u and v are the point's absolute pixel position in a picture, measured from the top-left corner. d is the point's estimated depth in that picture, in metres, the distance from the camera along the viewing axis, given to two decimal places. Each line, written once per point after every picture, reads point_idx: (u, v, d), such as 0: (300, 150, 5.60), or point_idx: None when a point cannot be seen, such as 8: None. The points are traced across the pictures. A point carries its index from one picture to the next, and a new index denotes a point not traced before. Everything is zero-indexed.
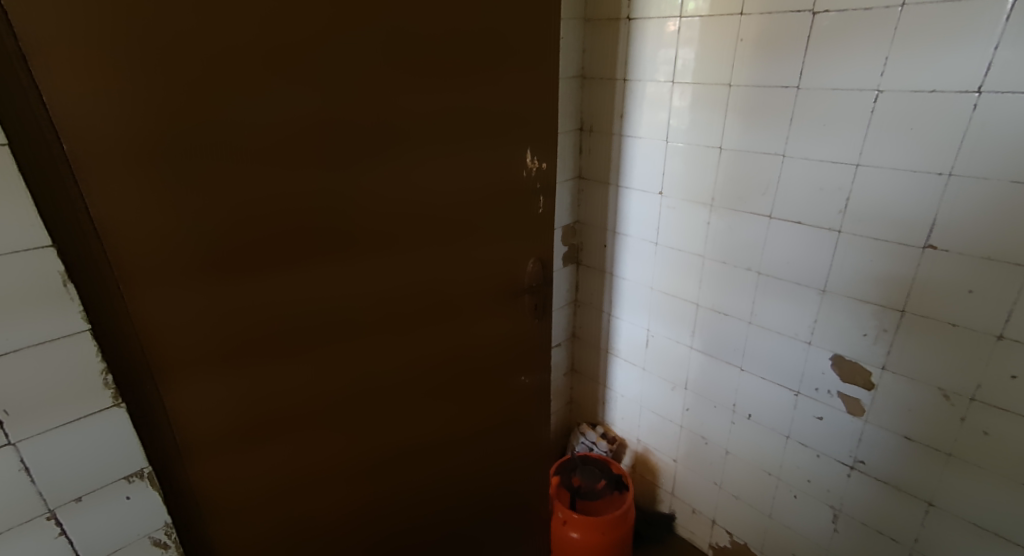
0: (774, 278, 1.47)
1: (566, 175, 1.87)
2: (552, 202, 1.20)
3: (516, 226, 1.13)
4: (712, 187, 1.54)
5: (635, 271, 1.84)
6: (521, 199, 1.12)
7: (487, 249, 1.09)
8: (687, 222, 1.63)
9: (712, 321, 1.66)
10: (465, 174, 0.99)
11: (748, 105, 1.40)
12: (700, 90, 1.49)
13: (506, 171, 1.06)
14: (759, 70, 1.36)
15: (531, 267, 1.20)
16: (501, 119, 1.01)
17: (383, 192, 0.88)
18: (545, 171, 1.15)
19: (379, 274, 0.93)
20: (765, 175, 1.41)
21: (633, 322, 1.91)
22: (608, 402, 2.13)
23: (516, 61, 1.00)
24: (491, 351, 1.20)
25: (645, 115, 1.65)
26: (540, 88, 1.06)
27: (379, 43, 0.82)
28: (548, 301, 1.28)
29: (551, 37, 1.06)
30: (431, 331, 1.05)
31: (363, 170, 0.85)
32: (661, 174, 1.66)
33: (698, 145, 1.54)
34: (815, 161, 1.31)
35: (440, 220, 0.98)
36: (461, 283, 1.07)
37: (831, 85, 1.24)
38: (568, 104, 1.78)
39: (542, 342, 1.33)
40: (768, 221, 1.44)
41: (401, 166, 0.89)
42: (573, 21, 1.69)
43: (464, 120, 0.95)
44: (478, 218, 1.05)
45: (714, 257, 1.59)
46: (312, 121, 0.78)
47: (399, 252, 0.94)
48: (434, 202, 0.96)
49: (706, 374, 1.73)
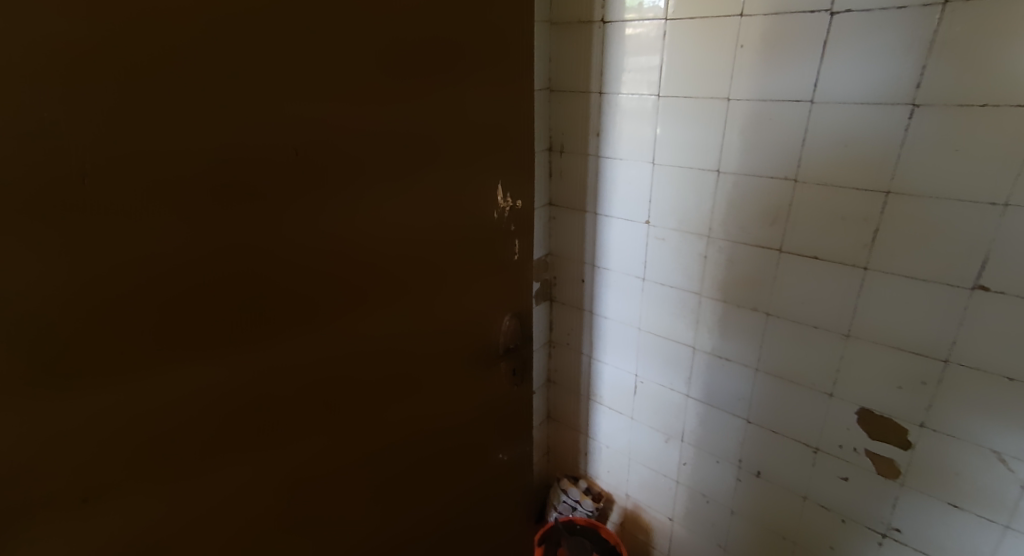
0: (786, 320, 1.29)
1: (537, 202, 1.68)
2: (529, 244, 0.94)
3: (492, 281, 0.87)
4: (709, 214, 1.35)
5: (617, 310, 1.69)
6: (497, 246, 0.85)
7: (463, 319, 0.82)
8: (680, 255, 1.45)
9: (710, 365, 1.49)
10: (434, 227, 0.72)
11: (747, 119, 1.22)
12: (689, 103, 1.31)
13: (474, 214, 0.78)
14: (759, 81, 1.18)
15: (506, 324, 0.93)
16: (472, 148, 0.74)
17: (330, 271, 0.60)
18: (518, 209, 0.88)
19: (330, 385, 0.64)
20: (771, 204, 1.23)
21: (619, 366, 1.76)
22: (591, 453, 1.97)
23: (487, 69, 0.74)
24: (474, 442, 0.94)
25: (625, 132, 1.46)
26: (515, 103, 0.81)
27: (308, 47, 0.52)
28: (527, 362, 1.02)
29: (525, 36, 0.80)
30: (403, 441, 0.78)
31: (301, 244, 0.56)
32: (648, 202, 1.47)
33: (689, 168, 1.35)
34: (833, 188, 1.14)
35: (407, 293, 0.70)
36: (431, 372, 0.79)
37: (855, 99, 1.07)
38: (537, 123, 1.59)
39: (530, 414, 1.07)
40: (777, 257, 1.26)
41: (355, 230, 0.61)
42: (537, 26, 1.49)
43: (433, 154, 0.68)
44: (454, 281, 0.78)
45: (712, 295, 1.42)
46: (212, 175, 0.48)
47: (356, 350, 0.66)
48: (397, 269, 0.68)
49: (705, 423, 1.56)
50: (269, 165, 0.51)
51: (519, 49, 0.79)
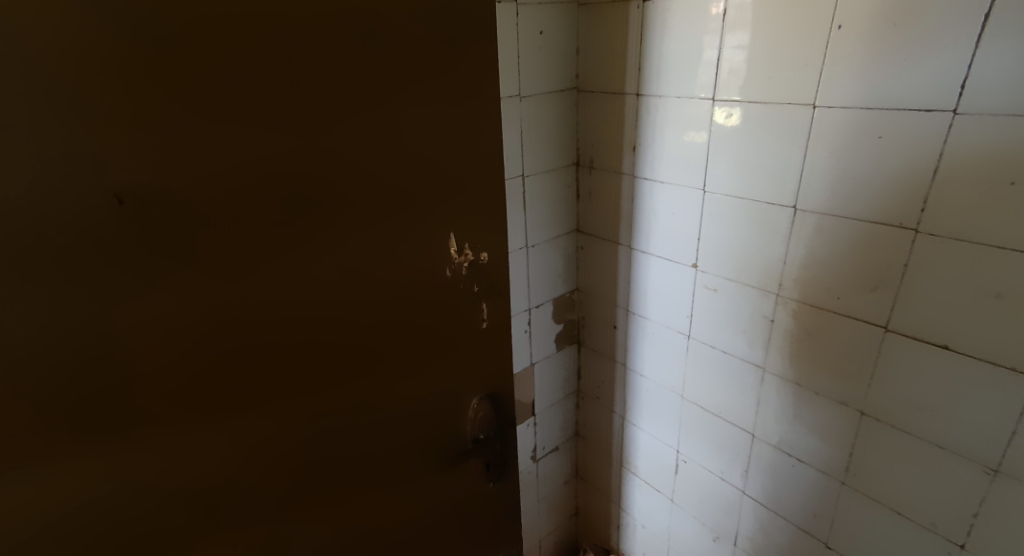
0: (891, 427, 0.94)
1: (512, 244, 1.24)
2: (476, 307, 0.77)
3: (428, 354, 0.73)
4: (780, 265, 0.99)
5: (656, 370, 1.33)
6: (454, 311, 0.74)
7: (401, 405, 0.72)
8: (736, 314, 1.10)
9: (775, 462, 1.14)
10: (330, 310, 0.61)
11: (847, 133, 0.84)
12: (759, 111, 0.94)
13: (430, 276, 0.69)
14: (863, 83, 0.81)
15: (428, 405, 0.76)
16: (362, 208, 0.60)
17: (287, 322, 0.58)
18: (476, 265, 0.75)
19: (300, 432, 0.63)
20: (873, 262, 0.87)
21: (657, 437, 1.42)
22: (624, 527, 1.66)
23: (358, 93, 0.57)
24: (413, 532, 0.81)
25: (668, 146, 1.10)
26: (403, 123, 0.61)
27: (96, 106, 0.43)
28: (454, 441, 0.82)
29: (420, 49, 0.61)
30: (370, 498, 0.73)
31: (145, 335, 0.49)
32: (696, 239, 1.11)
33: (751, 201, 0.99)
34: (980, 247, 0.76)
35: (302, 383, 0.61)
36: (397, 430, 0.73)
37: (1016, 107, 0.70)
38: (524, 140, 1.16)
39: (470, 505, 0.89)
40: (882, 336, 0.90)
41: (215, 321, 0.53)
42: (499, 5, 1.03)
43: (327, 226, 0.58)
44: (380, 363, 0.68)
45: (781, 373, 1.06)
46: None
47: (328, 405, 0.64)
48: (290, 355, 0.59)
49: (769, 533, 1.22)
50: (80, 255, 0.45)
51: (418, 63, 0.61)
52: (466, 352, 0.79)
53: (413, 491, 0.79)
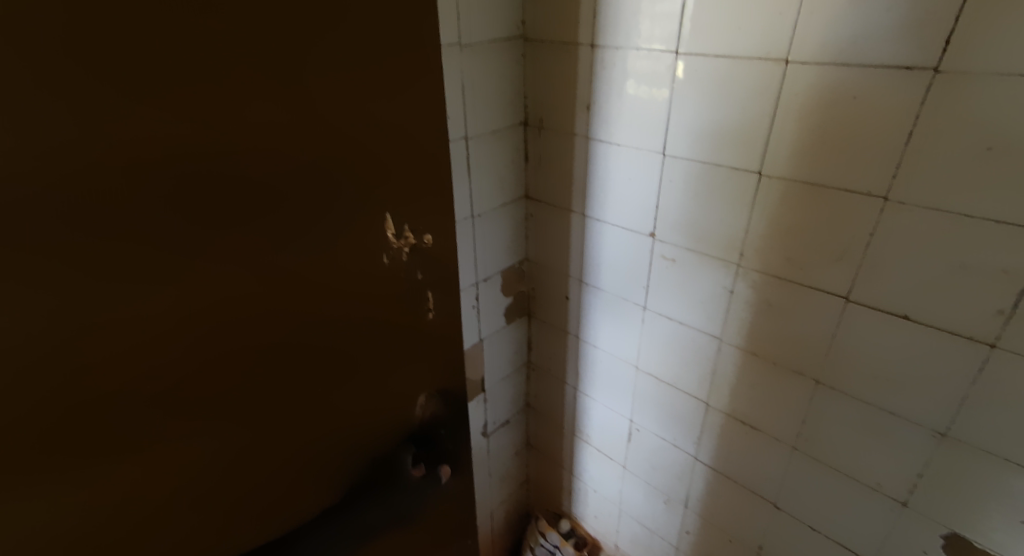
0: (844, 396, 0.93)
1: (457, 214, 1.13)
2: (423, 297, 0.68)
3: (370, 354, 0.64)
4: (742, 234, 0.94)
5: (609, 341, 1.29)
6: (399, 303, 0.65)
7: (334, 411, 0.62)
8: (693, 285, 1.05)
9: (728, 429, 1.13)
10: (225, 327, 0.49)
11: (818, 92, 0.78)
12: (727, 68, 0.86)
13: (367, 267, 0.59)
14: (840, 38, 0.74)
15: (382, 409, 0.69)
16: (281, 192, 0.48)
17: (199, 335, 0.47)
18: (417, 249, 0.65)
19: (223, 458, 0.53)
20: (840, 231, 0.83)
21: (609, 407, 1.39)
22: (575, 493, 1.64)
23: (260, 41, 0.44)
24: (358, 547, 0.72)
25: (624, 105, 1.01)
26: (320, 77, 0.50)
27: None
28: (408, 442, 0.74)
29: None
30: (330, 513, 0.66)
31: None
32: (653, 206, 1.05)
33: (712, 165, 0.93)
34: (953, 216, 0.73)
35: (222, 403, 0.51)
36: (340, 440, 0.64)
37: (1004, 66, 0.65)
38: (466, 96, 1.04)
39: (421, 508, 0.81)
40: (842, 307, 0.87)
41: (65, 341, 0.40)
42: None
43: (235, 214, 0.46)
44: (319, 369, 0.58)
45: (739, 344, 1.03)
46: None
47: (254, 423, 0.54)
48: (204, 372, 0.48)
49: (719, 497, 1.22)
50: None
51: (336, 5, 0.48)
52: (416, 348, 0.70)
53: (380, 507, 0.73)
